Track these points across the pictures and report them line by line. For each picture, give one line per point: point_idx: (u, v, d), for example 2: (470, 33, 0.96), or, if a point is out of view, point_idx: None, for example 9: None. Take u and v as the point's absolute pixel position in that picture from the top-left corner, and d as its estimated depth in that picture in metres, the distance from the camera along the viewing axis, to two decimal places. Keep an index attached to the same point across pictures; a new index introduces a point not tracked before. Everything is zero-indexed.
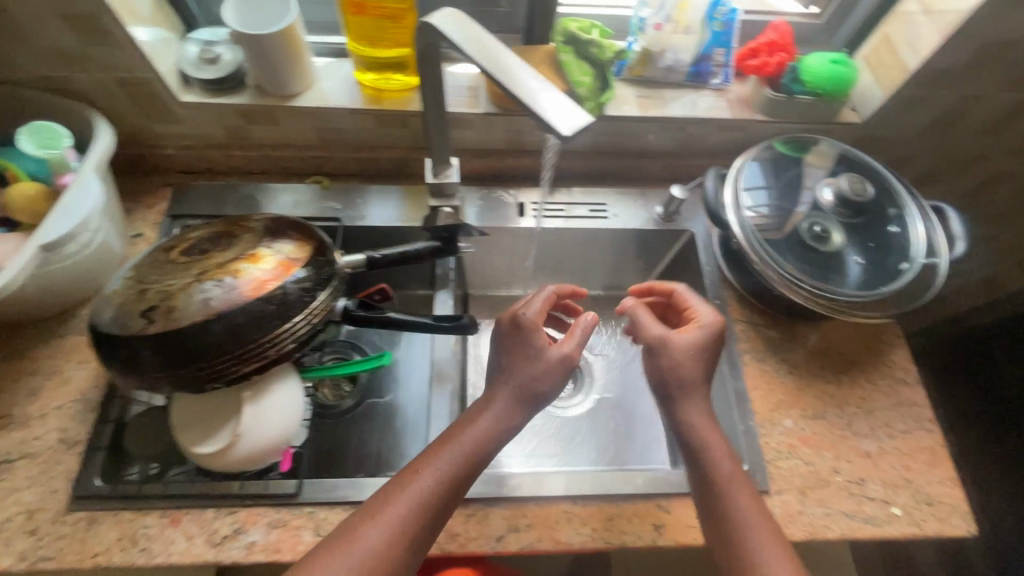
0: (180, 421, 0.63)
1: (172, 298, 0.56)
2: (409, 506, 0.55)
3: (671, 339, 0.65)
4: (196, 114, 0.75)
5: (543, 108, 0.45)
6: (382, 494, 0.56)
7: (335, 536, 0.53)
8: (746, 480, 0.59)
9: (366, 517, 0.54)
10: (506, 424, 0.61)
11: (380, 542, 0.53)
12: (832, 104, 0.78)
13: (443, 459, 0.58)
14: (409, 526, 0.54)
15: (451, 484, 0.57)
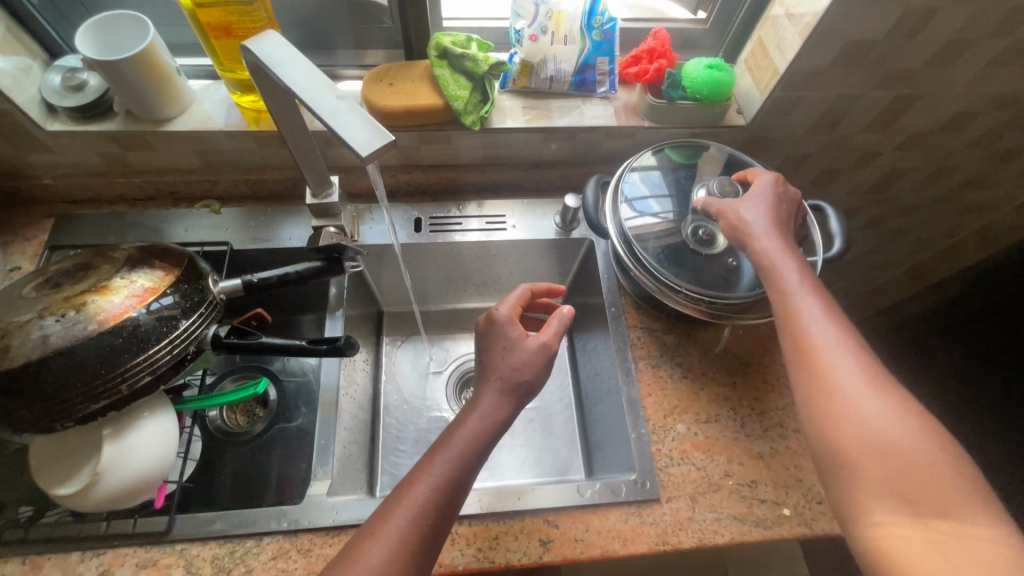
0: (38, 463, 0.61)
1: (9, 336, 0.54)
2: (416, 513, 0.51)
3: (744, 200, 0.65)
4: (66, 142, 0.74)
5: (346, 129, 0.45)
6: (388, 505, 0.52)
7: (343, 554, 0.49)
8: (852, 339, 0.52)
9: (376, 532, 0.50)
10: (495, 421, 0.58)
11: (391, 554, 0.49)
12: (715, 108, 0.79)
13: (438, 459, 0.55)
14: (419, 537, 0.51)
15: (454, 480, 0.54)
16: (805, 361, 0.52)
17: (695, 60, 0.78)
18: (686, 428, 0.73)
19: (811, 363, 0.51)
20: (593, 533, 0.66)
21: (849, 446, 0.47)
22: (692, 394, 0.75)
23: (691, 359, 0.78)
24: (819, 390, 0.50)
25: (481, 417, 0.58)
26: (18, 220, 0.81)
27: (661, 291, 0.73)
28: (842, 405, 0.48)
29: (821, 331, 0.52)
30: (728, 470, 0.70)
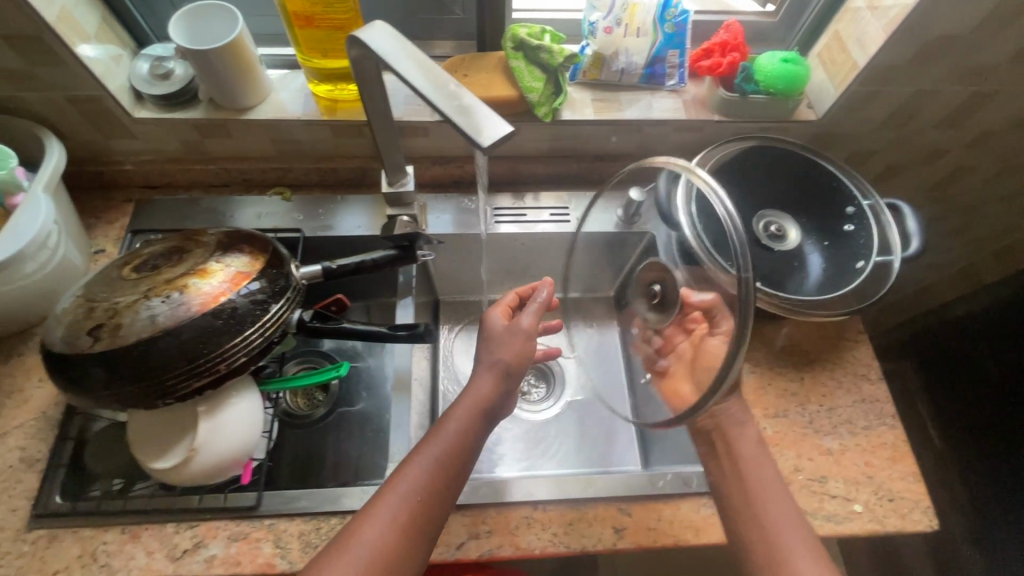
0: (136, 437, 0.64)
1: (119, 315, 0.56)
2: (405, 505, 0.54)
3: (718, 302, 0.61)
4: (152, 129, 0.76)
5: (467, 120, 0.45)
6: (375, 502, 0.54)
7: (335, 544, 0.52)
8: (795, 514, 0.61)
9: (366, 523, 0.53)
10: (477, 413, 0.60)
11: (382, 546, 0.52)
12: (786, 102, 0.79)
13: (423, 453, 0.57)
14: (410, 528, 0.53)
15: (440, 473, 0.56)
16: (739, 510, 0.61)
17: (770, 53, 0.78)
18: (754, 422, 0.74)
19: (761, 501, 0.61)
20: (665, 522, 0.67)
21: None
22: (759, 389, 0.76)
23: (758, 354, 0.79)
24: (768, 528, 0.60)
25: (459, 419, 0.59)
26: (101, 203, 0.83)
27: None
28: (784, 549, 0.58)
29: (762, 479, 0.63)
30: (798, 465, 0.72)
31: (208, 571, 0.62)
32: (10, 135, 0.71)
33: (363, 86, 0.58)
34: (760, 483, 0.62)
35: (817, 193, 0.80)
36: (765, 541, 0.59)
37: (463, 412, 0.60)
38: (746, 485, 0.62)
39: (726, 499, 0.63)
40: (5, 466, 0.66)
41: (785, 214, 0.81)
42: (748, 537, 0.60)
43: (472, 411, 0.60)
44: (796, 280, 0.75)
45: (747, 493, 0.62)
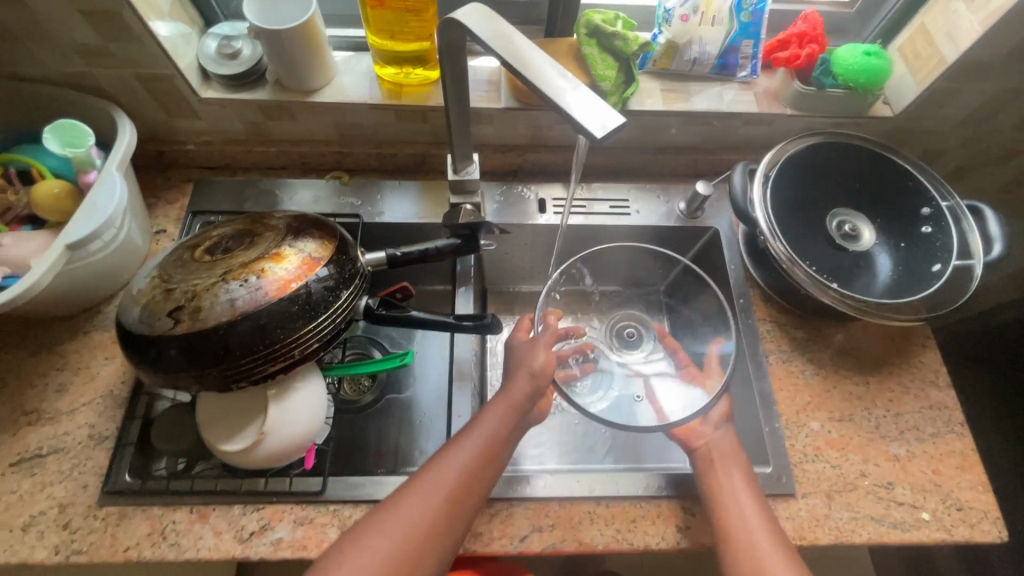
0: (207, 419, 0.64)
1: (198, 298, 0.56)
2: (429, 496, 0.56)
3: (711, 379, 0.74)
4: (216, 109, 0.76)
5: (573, 109, 0.43)
6: (402, 491, 0.57)
7: (362, 524, 0.55)
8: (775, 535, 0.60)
9: (393, 509, 0.55)
10: (505, 428, 0.62)
11: (404, 530, 0.54)
12: (864, 97, 0.76)
13: (454, 453, 0.59)
14: (434, 520, 0.55)
15: (467, 473, 0.58)
16: (726, 534, 0.61)
17: (850, 45, 0.74)
18: (819, 425, 0.72)
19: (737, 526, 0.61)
20: None
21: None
22: (824, 392, 0.75)
23: (822, 355, 0.77)
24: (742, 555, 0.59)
25: (485, 428, 0.61)
26: (160, 182, 0.83)
27: (813, 286, 0.70)
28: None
29: (745, 509, 0.62)
30: (863, 470, 0.70)
31: (274, 553, 0.63)
32: (79, 111, 0.71)
33: (449, 71, 0.57)
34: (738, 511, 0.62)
35: (894, 193, 0.77)
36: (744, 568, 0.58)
37: (495, 421, 0.62)
38: (727, 513, 0.62)
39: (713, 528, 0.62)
40: (75, 442, 0.67)
41: (859, 213, 0.78)
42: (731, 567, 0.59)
43: (506, 417, 0.62)
44: (869, 284, 0.73)
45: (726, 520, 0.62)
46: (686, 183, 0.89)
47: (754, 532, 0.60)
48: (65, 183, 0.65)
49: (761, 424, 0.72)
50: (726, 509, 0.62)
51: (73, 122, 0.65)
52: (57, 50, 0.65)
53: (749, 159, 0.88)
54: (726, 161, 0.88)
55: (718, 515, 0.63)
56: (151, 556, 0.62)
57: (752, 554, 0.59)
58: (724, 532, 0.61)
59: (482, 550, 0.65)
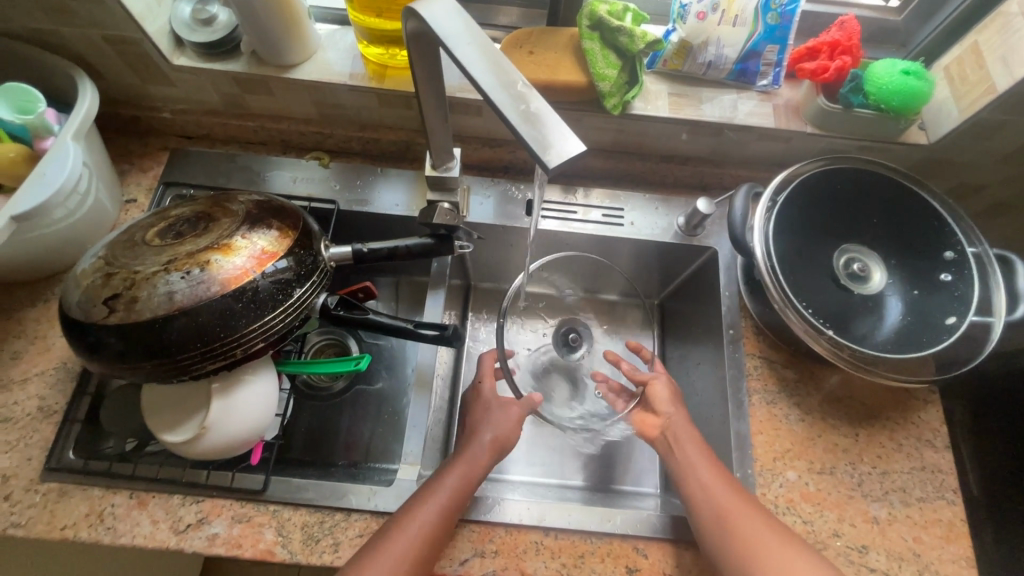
0: (151, 407, 0.62)
1: (137, 287, 0.53)
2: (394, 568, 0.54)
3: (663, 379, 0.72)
4: (190, 78, 0.72)
5: (531, 130, 0.38)
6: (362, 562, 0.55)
7: None
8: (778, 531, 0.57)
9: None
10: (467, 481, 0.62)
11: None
12: (897, 120, 0.67)
13: (416, 522, 0.57)
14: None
15: (430, 537, 0.57)
16: (715, 520, 0.58)
17: (888, 60, 0.66)
18: (796, 476, 0.67)
19: (724, 509, 0.58)
20: (683, 570, 0.63)
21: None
22: (807, 440, 0.69)
23: (811, 399, 0.71)
24: (733, 535, 0.56)
25: (446, 491, 0.60)
26: (136, 149, 0.81)
27: (805, 331, 0.64)
28: (755, 555, 0.55)
29: (727, 488, 0.60)
30: (837, 529, 0.65)
31: (209, 549, 0.61)
32: (46, 71, 0.67)
33: (420, 70, 0.52)
34: (719, 492, 0.60)
35: (914, 234, 0.70)
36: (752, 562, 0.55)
37: (456, 481, 0.61)
38: (711, 495, 0.60)
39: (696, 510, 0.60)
40: (24, 413, 0.66)
41: (871, 251, 0.71)
42: (727, 554, 0.56)
43: (467, 475, 0.62)
44: (872, 330, 0.66)
45: (714, 505, 0.59)
46: (690, 196, 0.82)
47: (739, 509, 0.58)
48: (21, 147, 0.62)
49: (732, 468, 0.67)
50: (711, 494, 0.60)
51: (30, 88, 0.63)
52: (20, 5, 0.62)
53: (760, 176, 0.81)
54: (735, 176, 0.81)
55: (701, 498, 0.60)
56: (86, 537, 0.61)
57: (742, 532, 0.56)
58: (711, 516, 0.58)
59: None
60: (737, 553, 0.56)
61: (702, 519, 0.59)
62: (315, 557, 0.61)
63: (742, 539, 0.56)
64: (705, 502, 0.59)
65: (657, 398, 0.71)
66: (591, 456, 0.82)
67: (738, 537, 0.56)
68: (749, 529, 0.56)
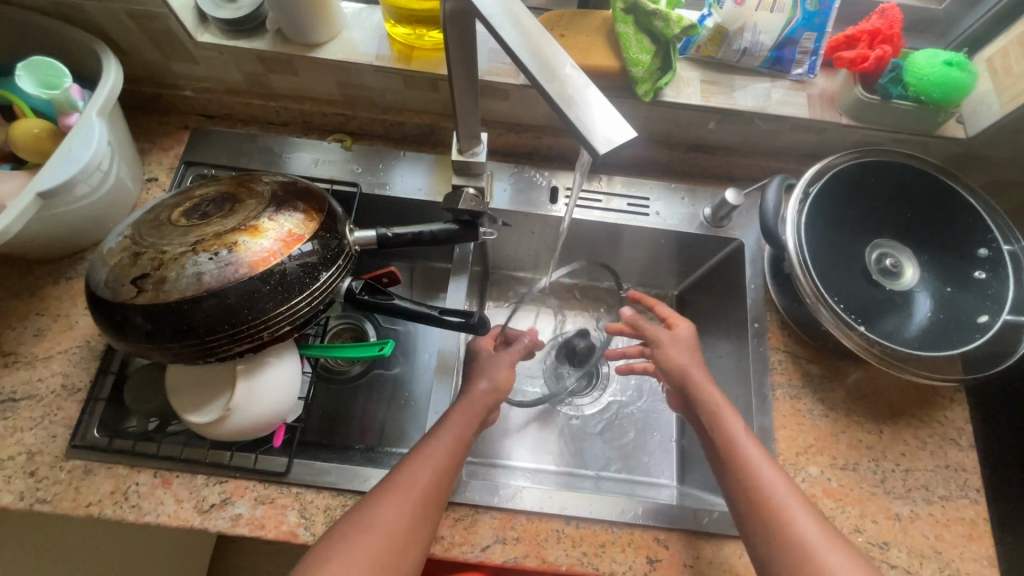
0: (175, 388, 0.62)
1: (165, 267, 0.52)
2: (414, 497, 0.55)
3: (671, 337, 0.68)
4: (214, 55, 0.71)
5: (577, 114, 0.37)
6: (381, 494, 0.55)
7: (344, 525, 0.53)
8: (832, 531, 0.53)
9: (380, 513, 0.54)
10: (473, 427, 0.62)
11: (395, 535, 0.53)
12: (935, 112, 0.66)
13: (429, 455, 0.58)
14: (420, 520, 0.55)
15: (445, 470, 0.58)
16: (764, 517, 0.53)
17: (930, 50, 0.64)
18: (818, 471, 0.67)
19: (777, 508, 0.53)
20: (704, 561, 0.63)
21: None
22: (830, 436, 0.69)
23: (834, 395, 0.71)
24: (788, 539, 0.52)
25: (454, 431, 0.61)
26: (157, 128, 0.80)
27: (835, 326, 0.63)
28: (810, 557, 0.51)
29: (774, 478, 0.55)
30: (859, 525, 0.64)
31: (232, 529, 0.62)
32: (69, 46, 0.66)
33: (455, 56, 0.51)
34: (770, 490, 0.55)
35: (946, 228, 0.69)
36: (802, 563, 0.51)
37: (466, 420, 0.62)
38: (758, 485, 0.55)
39: (745, 510, 0.55)
40: (47, 390, 0.66)
41: (903, 246, 0.70)
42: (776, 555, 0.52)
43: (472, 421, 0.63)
44: (901, 325, 0.65)
45: (768, 506, 0.54)
46: (716, 187, 0.81)
47: (792, 508, 0.53)
48: (46, 124, 0.61)
49: None
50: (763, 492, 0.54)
51: (54, 62, 0.62)
52: None
53: (789, 168, 0.79)
54: (764, 168, 0.79)
55: (751, 499, 0.55)
56: (111, 514, 0.61)
57: (796, 532, 0.52)
58: (764, 516, 0.53)
59: (441, 554, 0.62)
60: (792, 556, 0.51)
61: (754, 519, 0.54)
62: None
63: (797, 541, 0.52)
64: (756, 500, 0.54)
65: (689, 373, 0.65)
66: (607, 444, 0.82)
67: (794, 539, 0.52)
68: (805, 531, 0.52)
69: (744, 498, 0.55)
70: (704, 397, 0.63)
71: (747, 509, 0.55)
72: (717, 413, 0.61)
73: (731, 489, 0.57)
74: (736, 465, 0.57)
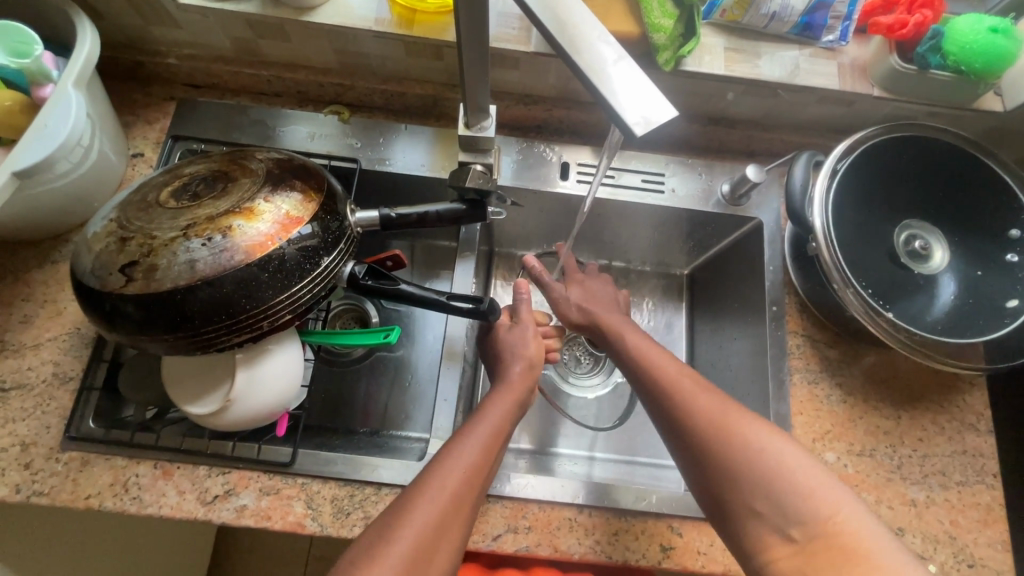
0: (174, 378, 0.60)
1: (155, 254, 0.49)
2: (442, 500, 0.50)
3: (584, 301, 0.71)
4: (198, 18, 0.66)
5: (608, 91, 0.33)
6: (407, 500, 0.50)
7: (375, 530, 0.49)
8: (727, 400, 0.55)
9: (404, 519, 0.49)
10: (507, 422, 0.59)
11: (419, 543, 0.48)
12: (975, 83, 0.62)
13: (466, 449, 0.54)
14: (452, 522, 0.50)
15: (478, 469, 0.53)
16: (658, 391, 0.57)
17: (974, 15, 0.59)
18: (835, 457, 0.66)
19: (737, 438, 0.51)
20: (718, 549, 0.62)
21: (812, 495, 0.48)
22: (847, 421, 0.67)
23: (853, 379, 0.69)
24: (756, 461, 0.50)
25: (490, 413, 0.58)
26: (140, 98, 0.75)
27: (861, 311, 0.61)
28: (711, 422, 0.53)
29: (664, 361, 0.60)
30: (874, 511, 0.63)
31: (238, 520, 0.60)
32: (40, 10, 0.61)
33: (465, 34, 0.47)
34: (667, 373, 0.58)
35: (978, 208, 0.66)
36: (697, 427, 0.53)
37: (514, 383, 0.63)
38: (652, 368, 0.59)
39: (700, 444, 0.53)
40: (39, 379, 0.63)
41: (931, 228, 0.67)
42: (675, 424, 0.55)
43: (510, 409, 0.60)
44: (925, 308, 0.62)
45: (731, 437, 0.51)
46: (735, 163, 0.77)
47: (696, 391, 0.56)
48: (19, 96, 0.57)
49: None
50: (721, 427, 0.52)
51: (24, 29, 0.57)
52: None
53: (812, 143, 0.76)
54: (786, 143, 0.76)
55: (703, 434, 0.53)
56: (111, 507, 0.59)
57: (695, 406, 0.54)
58: (723, 444, 0.51)
59: None
60: (762, 476, 0.49)
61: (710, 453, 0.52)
62: (346, 530, 0.61)
63: (762, 462, 0.50)
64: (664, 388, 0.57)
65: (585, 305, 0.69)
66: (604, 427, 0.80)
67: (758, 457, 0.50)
68: (773, 449, 0.50)
69: (692, 433, 0.53)
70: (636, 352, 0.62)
71: (693, 446, 0.53)
72: (654, 369, 0.59)
73: (674, 431, 0.55)
74: (678, 408, 0.55)
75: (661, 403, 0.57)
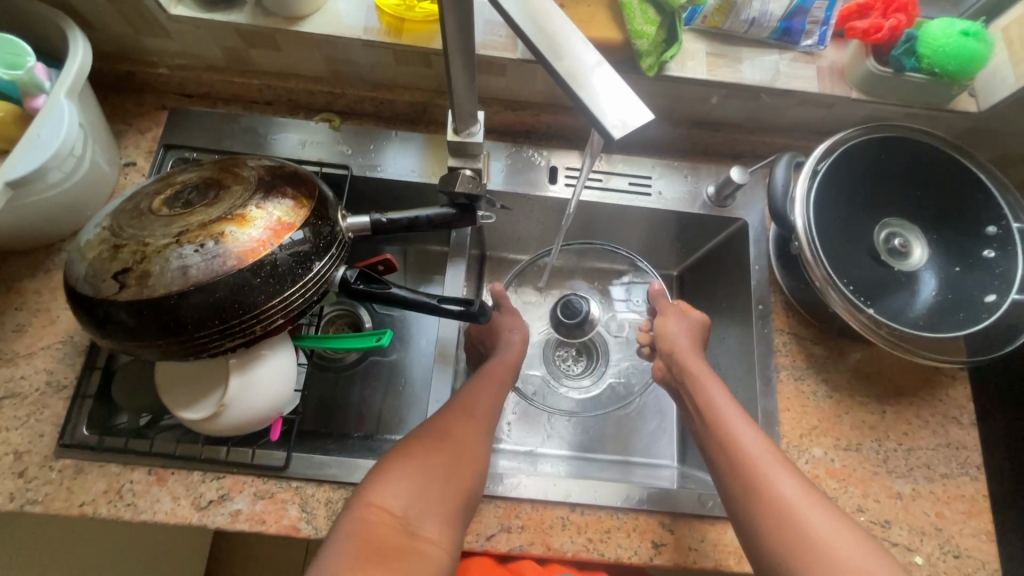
0: (167, 383, 0.60)
1: (148, 261, 0.50)
2: (472, 421, 0.58)
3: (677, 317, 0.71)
4: (189, 29, 0.67)
5: (586, 96, 0.35)
6: (439, 417, 0.58)
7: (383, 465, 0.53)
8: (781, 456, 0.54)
9: (441, 430, 0.56)
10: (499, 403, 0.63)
11: (456, 450, 0.55)
12: (949, 84, 0.63)
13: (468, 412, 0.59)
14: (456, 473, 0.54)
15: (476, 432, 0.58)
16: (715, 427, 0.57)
17: (946, 19, 0.61)
18: (822, 452, 0.67)
19: (810, 533, 0.49)
20: (709, 544, 0.63)
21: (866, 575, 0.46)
22: (834, 416, 0.68)
23: (838, 375, 0.70)
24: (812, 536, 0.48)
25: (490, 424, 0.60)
26: (131, 108, 0.75)
27: (842, 308, 0.62)
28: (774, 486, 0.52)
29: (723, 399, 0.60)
30: (861, 505, 0.64)
31: (232, 525, 0.61)
32: (31, 23, 0.62)
33: (451, 43, 0.48)
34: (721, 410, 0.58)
35: (955, 205, 0.67)
36: (760, 494, 0.51)
37: (488, 395, 0.63)
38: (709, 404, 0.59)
39: (763, 516, 0.51)
40: (32, 388, 0.64)
41: (911, 225, 0.68)
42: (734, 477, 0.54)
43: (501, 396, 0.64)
44: (907, 305, 0.64)
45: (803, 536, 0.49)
46: (721, 165, 0.79)
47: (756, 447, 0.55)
48: (12, 107, 0.57)
49: None
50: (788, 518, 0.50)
51: (16, 40, 0.58)
52: None
53: (794, 145, 0.77)
54: (770, 145, 0.77)
55: (773, 522, 0.50)
56: (106, 513, 0.60)
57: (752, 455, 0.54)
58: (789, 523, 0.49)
59: None
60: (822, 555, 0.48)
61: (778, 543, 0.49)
62: None
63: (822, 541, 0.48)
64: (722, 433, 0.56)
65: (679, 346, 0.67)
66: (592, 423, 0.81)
67: (820, 552, 0.48)
68: (829, 531, 0.49)
69: (750, 491, 0.52)
70: (716, 419, 0.58)
71: (764, 516, 0.51)
72: (734, 439, 0.55)
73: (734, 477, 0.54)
74: (757, 492, 0.52)
75: (733, 482, 0.54)
